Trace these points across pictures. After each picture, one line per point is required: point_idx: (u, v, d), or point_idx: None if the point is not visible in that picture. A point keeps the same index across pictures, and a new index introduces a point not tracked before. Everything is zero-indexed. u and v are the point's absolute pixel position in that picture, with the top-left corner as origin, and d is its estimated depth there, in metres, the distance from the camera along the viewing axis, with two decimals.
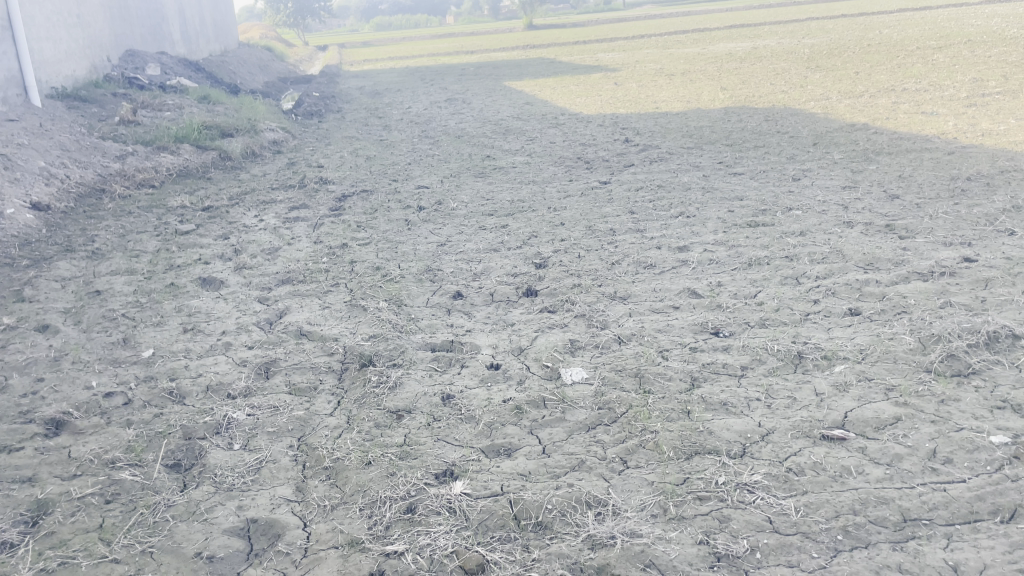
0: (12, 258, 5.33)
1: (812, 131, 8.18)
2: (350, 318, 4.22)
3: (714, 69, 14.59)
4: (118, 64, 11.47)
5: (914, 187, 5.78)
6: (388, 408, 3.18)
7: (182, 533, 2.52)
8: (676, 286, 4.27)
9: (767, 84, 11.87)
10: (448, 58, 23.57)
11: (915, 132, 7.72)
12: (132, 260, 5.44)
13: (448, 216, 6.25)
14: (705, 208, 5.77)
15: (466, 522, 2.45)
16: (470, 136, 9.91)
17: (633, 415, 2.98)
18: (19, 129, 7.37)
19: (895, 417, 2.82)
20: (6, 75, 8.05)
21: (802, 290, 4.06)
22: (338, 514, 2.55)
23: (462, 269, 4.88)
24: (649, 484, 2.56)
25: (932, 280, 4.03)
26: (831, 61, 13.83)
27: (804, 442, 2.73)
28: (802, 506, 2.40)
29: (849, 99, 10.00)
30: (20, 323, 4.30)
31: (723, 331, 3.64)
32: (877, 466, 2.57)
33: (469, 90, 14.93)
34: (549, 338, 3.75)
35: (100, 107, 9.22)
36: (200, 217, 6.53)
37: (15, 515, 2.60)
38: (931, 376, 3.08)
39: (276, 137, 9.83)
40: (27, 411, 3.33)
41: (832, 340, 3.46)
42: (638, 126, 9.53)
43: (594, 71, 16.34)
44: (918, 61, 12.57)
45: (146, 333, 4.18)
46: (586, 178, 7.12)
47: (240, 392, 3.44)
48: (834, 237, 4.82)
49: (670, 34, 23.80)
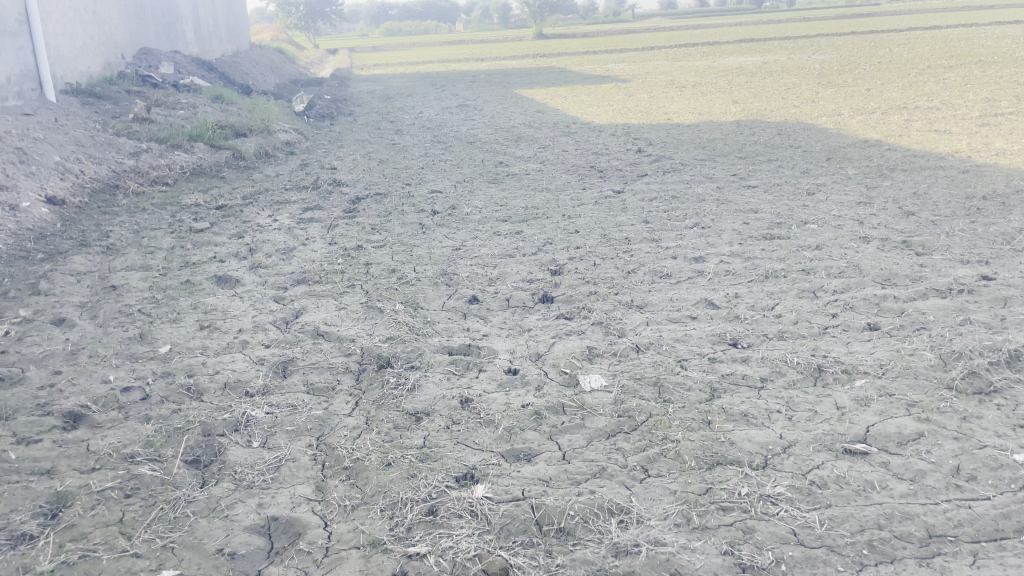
0: (28, 251, 5.35)
1: (826, 146, 8.19)
2: (366, 319, 4.23)
3: (725, 82, 14.65)
4: (132, 62, 11.51)
5: (930, 204, 5.78)
6: (407, 410, 3.18)
7: (203, 529, 2.52)
8: (693, 297, 4.26)
9: (780, 99, 11.90)
10: (458, 65, 23.64)
11: (930, 149, 7.73)
12: (147, 256, 5.45)
13: (462, 220, 6.26)
14: (719, 219, 5.77)
15: (488, 526, 2.44)
16: (483, 142, 9.93)
17: (653, 423, 2.98)
18: (35, 123, 7.40)
19: (917, 433, 2.82)
20: (23, 70, 8.10)
21: (820, 304, 4.05)
22: (359, 514, 2.54)
23: (477, 273, 4.90)
24: (671, 493, 2.55)
25: (950, 297, 4.03)
26: (843, 77, 13.88)
27: (826, 455, 2.72)
28: (827, 519, 2.40)
29: (862, 115, 10.03)
30: (36, 316, 4.31)
31: (741, 342, 3.64)
32: (901, 482, 2.56)
33: (480, 97, 14.99)
34: (566, 345, 3.74)
35: (115, 104, 9.26)
36: (214, 216, 6.55)
37: (34, 507, 2.61)
38: (954, 394, 3.07)
39: (289, 138, 9.87)
40: (45, 403, 3.34)
41: (852, 355, 3.45)
42: (651, 137, 9.54)
43: (605, 81, 16.40)
44: (930, 80, 12.59)
45: (162, 329, 4.19)
46: (600, 187, 7.13)
47: (258, 390, 3.45)
48: (851, 252, 4.82)
49: (678, 47, 23.84)
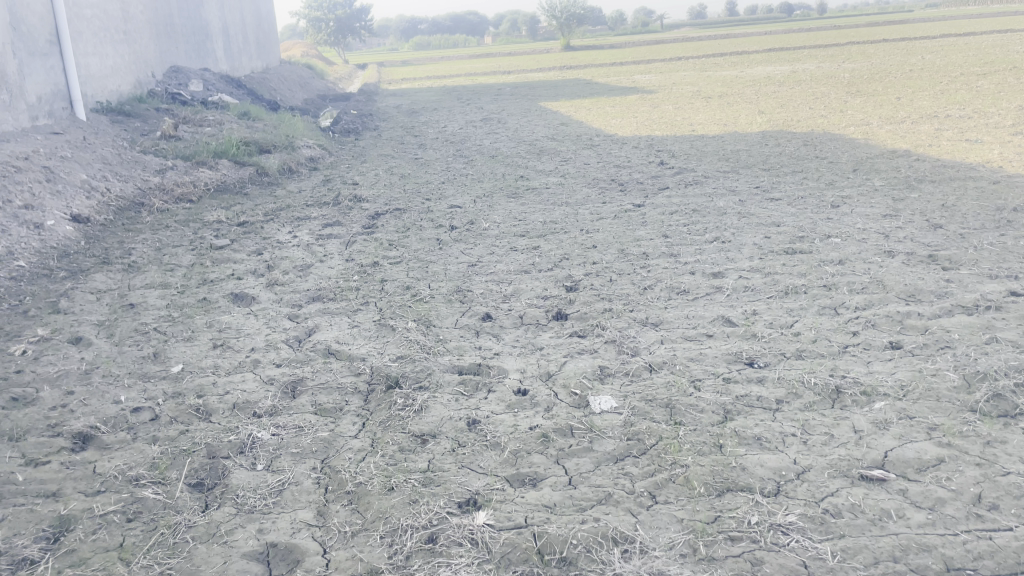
0: (50, 269, 5.41)
1: (852, 157, 8.04)
2: (378, 338, 4.20)
3: (753, 91, 14.50)
4: (162, 80, 11.69)
5: (958, 217, 5.63)
6: (412, 432, 3.14)
7: (201, 555, 2.49)
8: (710, 314, 4.18)
9: (807, 109, 11.74)
10: (485, 78, 23.74)
11: (960, 160, 7.56)
12: (166, 274, 5.49)
13: (480, 236, 6.23)
14: (740, 233, 5.67)
15: (488, 555, 2.38)
16: (505, 156, 9.91)
17: (663, 447, 2.90)
18: (63, 142, 7.51)
19: (938, 458, 2.71)
20: (54, 89, 8.24)
21: (841, 321, 3.95)
22: (359, 541, 2.50)
23: (492, 290, 4.85)
24: (678, 521, 2.48)
25: (976, 314, 3.91)
26: (873, 85, 13.67)
27: (842, 481, 2.63)
28: (839, 551, 2.30)
29: (891, 124, 9.86)
30: (54, 334, 4.35)
31: (758, 362, 3.55)
32: (919, 511, 2.46)
33: (505, 110, 14.99)
34: (578, 364, 3.68)
35: (143, 122, 9.39)
36: (235, 232, 6.59)
37: (37, 531, 2.60)
38: (977, 417, 2.96)
39: (313, 153, 9.94)
40: (55, 424, 3.35)
41: (871, 375, 3.35)
42: (674, 149, 9.45)
43: (630, 93, 16.31)
44: (962, 87, 12.36)
45: (176, 348, 4.19)
46: (620, 201, 7.05)
47: (266, 411, 3.42)
48: (875, 267, 4.70)
49: (707, 56, 23.71)
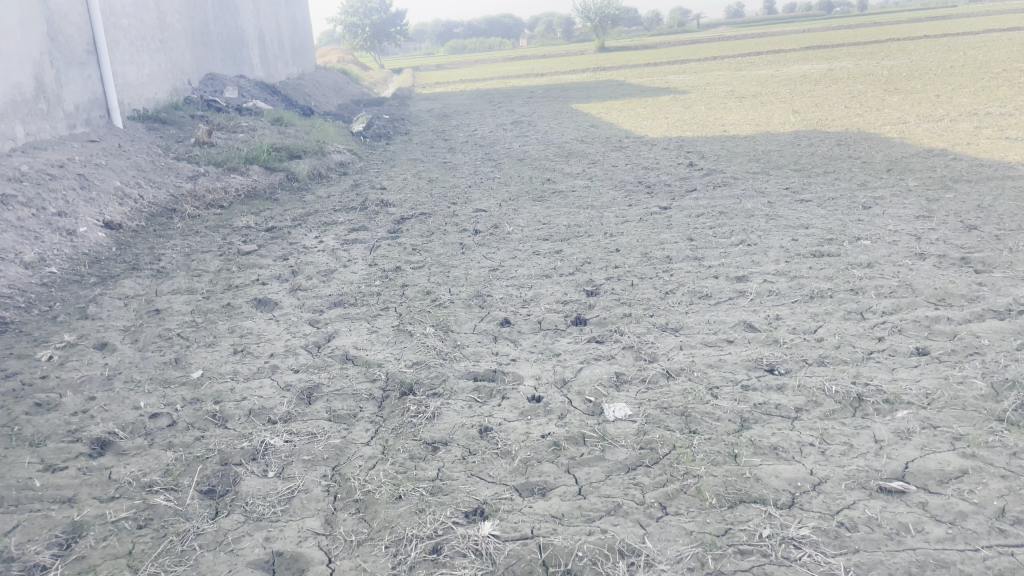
0: (81, 276, 5.50)
1: (887, 156, 7.85)
2: (395, 344, 4.18)
3: (788, 91, 14.27)
4: (197, 87, 11.86)
5: (994, 217, 5.47)
6: (424, 440, 3.11)
7: (208, 563, 2.49)
8: (732, 319, 4.10)
9: (842, 108, 11.53)
10: (517, 81, 23.73)
11: (997, 159, 7.34)
12: (193, 280, 5.55)
13: (503, 239, 6.21)
14: (767, 236, 5.57)
15: (492, 567, 2.35)
16: (533, 159, 9.87)
17: (676, 456, 2.84)
18: (98, 149, 7.64)
19: (960, 470, 2.62)
20: (91, 98, 8.39)
21: (867, 326, 3.85)
22: (364, 551, 2.48)
23: (512, 294, 4.82)
24: (687, 534, 2.42)
25: (1007, 318, 3.78)
26: (911, 83, 13.38)
27: (859, 493, 2.55)
28: (853, 567, 2.23)
29: (928, 123, 9.62)
30: (79, 340, 4.41)
31: (779, 368, 3.47)
32: (939, 524, 2.37)
33: (536, 113, 14.95)
34: (594, 370, 3.63)
35: (178, 129, 9.54)
36: (262, 238, 6.65)
37: (51, 537, 2.63)
38: (1004, 427, 2.85)
39: (343, 158, 10.01)
40: (76, 430, 3.39)
41: (895, 382, 3.24)
42: (704, 150, 9.32)
43: (662, 94, 16.14)
44: (1005, 84, 12.05)
45: (197, 354, 4.23)
46: (646, 203, 6.97)
47: (280, 417, 3.43)
48: (904, 270, 4.57)
49: (742, 56, 23.42)
